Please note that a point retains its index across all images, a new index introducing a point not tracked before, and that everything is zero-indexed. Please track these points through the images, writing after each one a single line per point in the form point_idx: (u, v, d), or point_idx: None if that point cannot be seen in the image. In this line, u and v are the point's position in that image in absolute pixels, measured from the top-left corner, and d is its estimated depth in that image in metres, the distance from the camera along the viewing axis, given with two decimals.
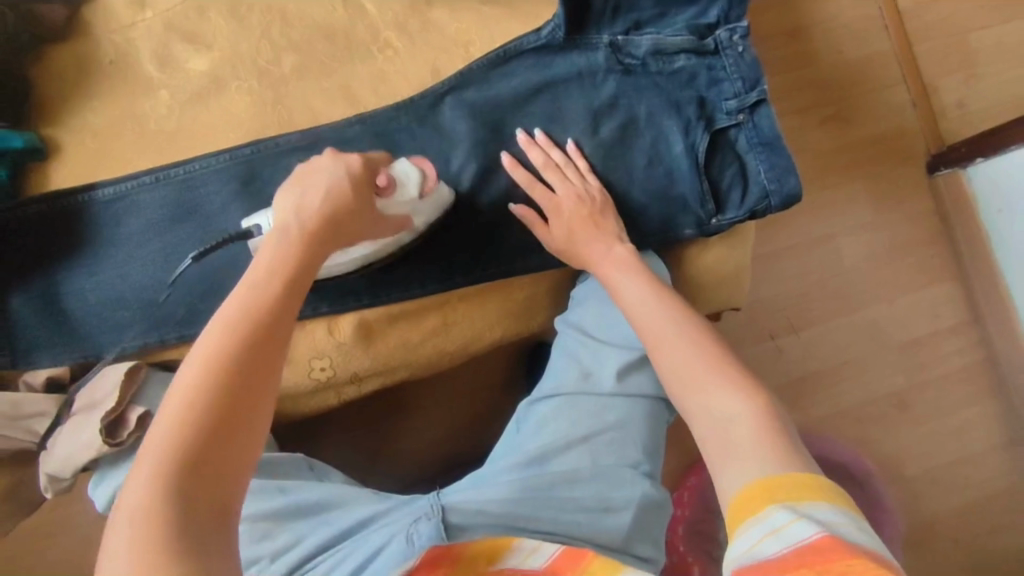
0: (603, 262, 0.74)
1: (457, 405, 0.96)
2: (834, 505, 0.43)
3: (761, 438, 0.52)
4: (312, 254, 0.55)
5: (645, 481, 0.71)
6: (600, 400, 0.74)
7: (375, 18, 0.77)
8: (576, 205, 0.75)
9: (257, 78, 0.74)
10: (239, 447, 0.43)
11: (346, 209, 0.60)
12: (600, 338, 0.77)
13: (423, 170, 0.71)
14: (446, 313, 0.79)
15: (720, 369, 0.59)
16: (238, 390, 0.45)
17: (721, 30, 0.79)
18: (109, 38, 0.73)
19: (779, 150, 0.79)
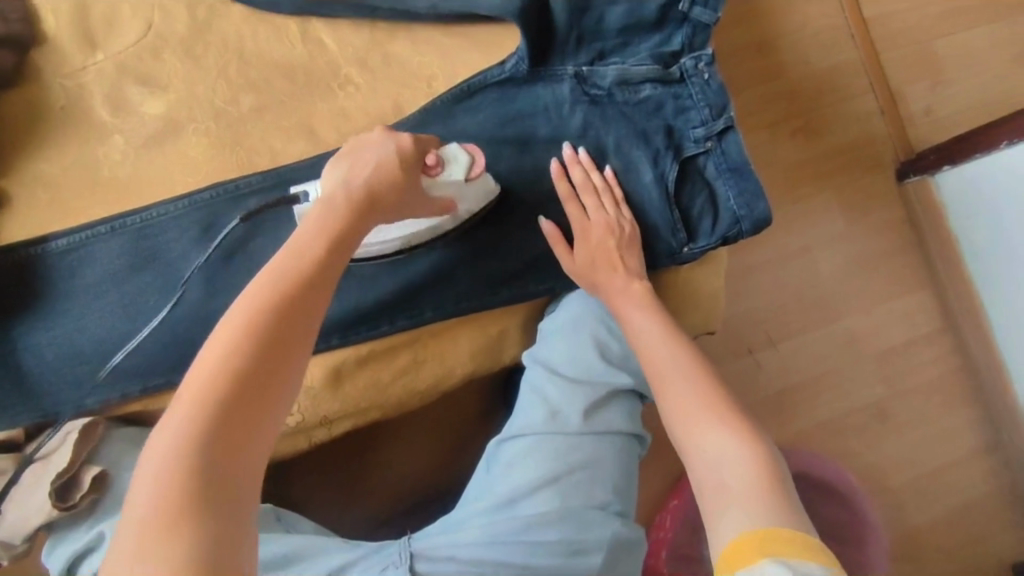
0: (614, 296, 0.76)
1: (434, 436, 0.94)
2: (824, 565, 0.46)
3: (756, 486, 0.57)
4: (345, 231, 0.58)
5: (615, 519, 0.72)
6: (571, 439, 0.74)
7: (336, 54, 0.76)
8: (604, 235, 0.75)
9: (215, 120, 0.72)
10: (262, 412, 0.47)
11: (392, 186, 0.62)
12: (570, 375, 0.77)
13: (473, 158, 0.70)
14: (417, 352, 0.78)
15: (717, 416, 0.65)
16: (260, 363, 0.48)
17: (686, 58, 0.79)
18: (59, 83, 0.70)
19: (747, 176, 0.78)
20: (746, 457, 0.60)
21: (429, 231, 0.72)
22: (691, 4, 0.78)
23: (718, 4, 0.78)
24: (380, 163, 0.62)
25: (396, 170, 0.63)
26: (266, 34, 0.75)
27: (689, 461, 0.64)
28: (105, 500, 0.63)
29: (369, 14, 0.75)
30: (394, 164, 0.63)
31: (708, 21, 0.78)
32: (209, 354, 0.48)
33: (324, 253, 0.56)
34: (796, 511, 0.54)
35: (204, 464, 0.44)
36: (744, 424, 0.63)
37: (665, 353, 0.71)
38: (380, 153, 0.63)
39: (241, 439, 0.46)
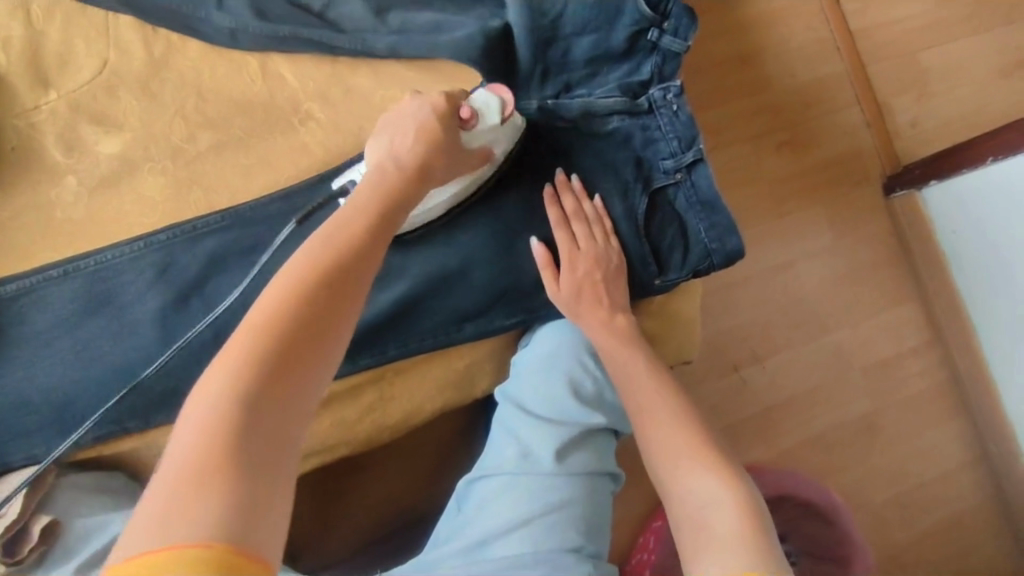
0: (594, 335, 0.74)
1: (411, 463, 0.92)
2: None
3: (736, 530, 0.57)
4: (392, 204, 0.59)
5: (589, 562, 0.69)
6: (544, 478, 0.72)
7: (296, 88, 0.74)
8: (590, 268, 0.74)
9: (172, 159, 0.71)
10: (308, 372, 0.46)
11: (434, 152, 0.63)
12: (544, 414, 0.75)
13: (503, 99, 0.69)
14: (383, 390, 0.76)
15: (701, 453, 0.65)
16: (306, 327, 0.47)
17: (655, 88, 0.78)
18: (10, 123, 0.69)
19: (719, 210, 0.77)
20: (728, 495, 0.60)
21: (474, 182, 0.73)
22: (661, 33, 0.76)
23: (689, 34, 0.76)
24: (434, 137, 0.64)
25: (446, 139, 0.64)
26: (225, 69, 0.73)
27: (667, 498, 0.64)
28: (54, 550, 0.61)
29: (328, 49, 0.74)
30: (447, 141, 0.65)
31: (678, 50, 0.76)
32: (263, 307, 0.48)
33: (364, 225, 0.55)
34: (774, 556, 0.55)
35: (244, 424, 0.42)
36: (724, 463, 0.63)
37: (647, 389, 0.71)
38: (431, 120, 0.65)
39: (284, 402, 0.44)
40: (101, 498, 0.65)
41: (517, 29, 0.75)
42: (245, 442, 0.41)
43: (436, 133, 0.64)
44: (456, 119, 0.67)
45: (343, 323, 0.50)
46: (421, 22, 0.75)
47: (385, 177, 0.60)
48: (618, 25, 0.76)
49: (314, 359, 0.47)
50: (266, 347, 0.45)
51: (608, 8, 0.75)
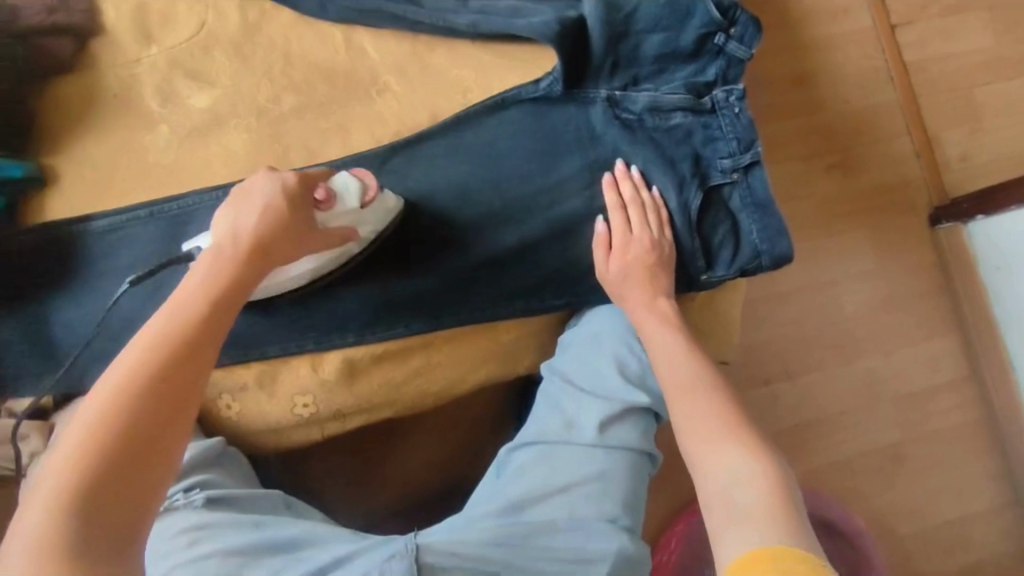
0: (636, 310, 0.78)
1: (443, 436, 0.95)
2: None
3: (766, 503, 0.57)
4: (246, 277, 0.59)
5: (622, 534, 0.72)
6: (582, 449, 0.76)
7: (377, 62, 0.78)
8: (644, 251, 0.77)
9: (256, 117, 0.75)
10: (165, 445, 0.49)
11: (278, 232, 0.62)
12: (586, 389, 0.79)
13: (365, 183, 0.69)
14: (430, 355, 0.78)
15: (734, 433, 0.64)
16: (138, 433, 0.48)
17: (718, 90, 0.80)
18: (112, 72, 0.74)
19: (771, 212, 0.79)
20: (759, 474, 0.60)
21: (333, 262, 0.70)
22: (727, 38, 0.79)
23: (753, 42, 0.79)
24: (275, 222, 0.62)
25: (279, 222, 0.62)
26: (311, 40, 0.78)
27: (696, 474, 0.64)
28: None
29: (411, 24, 0.78)
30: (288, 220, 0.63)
31: (742, 57, 0.79)
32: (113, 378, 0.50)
33: (216, 295, 0.57)
34: (802, 529, 0.54)
35: (91, 500, 0.44)
36: (758, 443, 0.63)
37: (685, 372, 0.72)
38: (266, 198, 0.62)
39: (118, 523, 0.45)
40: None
41: (590, 21, 0.78)
42: (89, 521, 0.44)
43: (275, 212, 0.62)
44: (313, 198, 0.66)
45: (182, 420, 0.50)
46: (501, 7, 0.80)
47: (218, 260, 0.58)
48: (687, 28, 0.79)
49: (164, 434, 0.49)
50: (111, 430, 0.47)
51: (679, 9, 0.79)
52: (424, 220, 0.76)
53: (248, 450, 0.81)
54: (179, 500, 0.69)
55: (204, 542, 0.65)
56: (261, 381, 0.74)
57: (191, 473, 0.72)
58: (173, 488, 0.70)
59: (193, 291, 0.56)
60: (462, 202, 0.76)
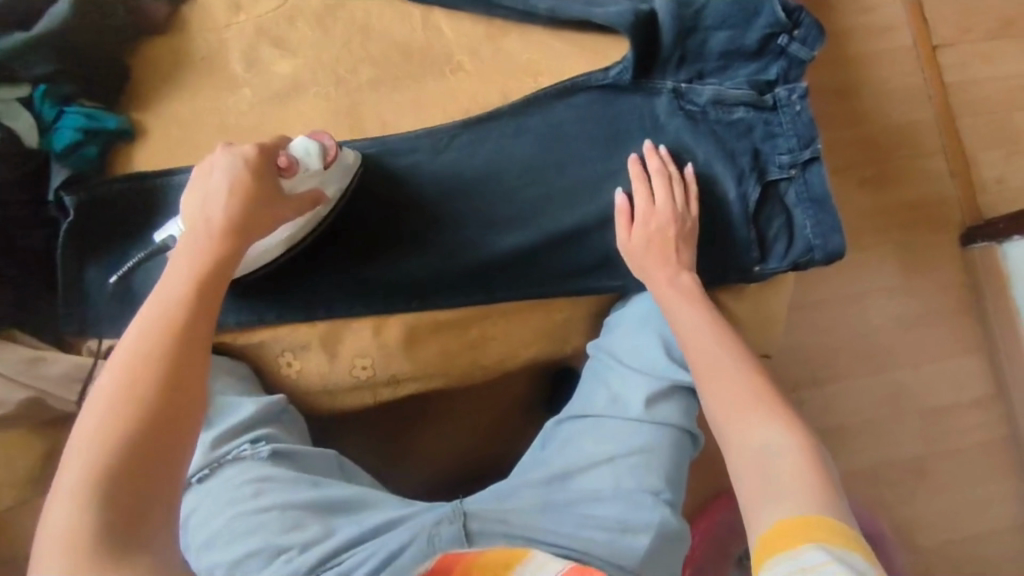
0: (658, 284, 0.75)
1: (474, 417, 0.97)
2: (872, 560, 0.45)
3: (803, 477, 0.55)
4: (227, 253, 0.59)
5: (664, 507, 0.73)
6: (627, 424, 0.77)
7: (451, 42, 0.81)
8: (667, 222, 0.76)
9: (335, 86, 0.78)
10: (173, 426, 0.49)
11: (248, 206, 0.61)
12: (632, 365, 0.81)
13: (322, 144, 0.70)
14: (486, 327, 0.80)
15: (768, 403, 0.62)
16: (148, 422, 0.49)
17: (781, 88, 0.82)
18: (202, 35, 0.77)
19: (827, 209, 0.81)
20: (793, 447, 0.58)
21: (305, 227, 0.71)
22: (790, 40, 0.81)
23: (815, 45, 0.81)
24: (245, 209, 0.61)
25: (248, 200, 0.61)
26: (390, 17, 0.81)
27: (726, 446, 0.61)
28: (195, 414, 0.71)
29: (489, 8, 0.81)
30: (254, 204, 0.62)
31: (804, 58, 0.81)
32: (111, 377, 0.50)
33: (199, 275, 0.56)
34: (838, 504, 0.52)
35: (110, 495, 0.45)
36: (796, 417, 0.60)
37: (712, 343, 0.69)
38: (228, 179, 0.62)
39: (141, 512, 0.46)
40: (243, 384, 0.76)
41: (660, 15, 0.81)
42: (110, 515, 0.45)
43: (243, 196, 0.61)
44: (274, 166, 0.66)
45: (188, 402, 0.51)
46: None
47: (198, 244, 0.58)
48: (751, 27, 0.81)
49: (172, 418, 0.49)
50: (121, 425, 0.48)
51: (747, 8, 0.81)
52: (493, 195, 0.79)
53: (305, 412, 0.82)
54: (245, 451, 0.70)
55: (267, 495, 0.67)
56: (326, 341, 0.77)
57: (257, 425, 0.73)
58: (241, 438, 0.71)
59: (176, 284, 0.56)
60: (528, 180, 0.79)
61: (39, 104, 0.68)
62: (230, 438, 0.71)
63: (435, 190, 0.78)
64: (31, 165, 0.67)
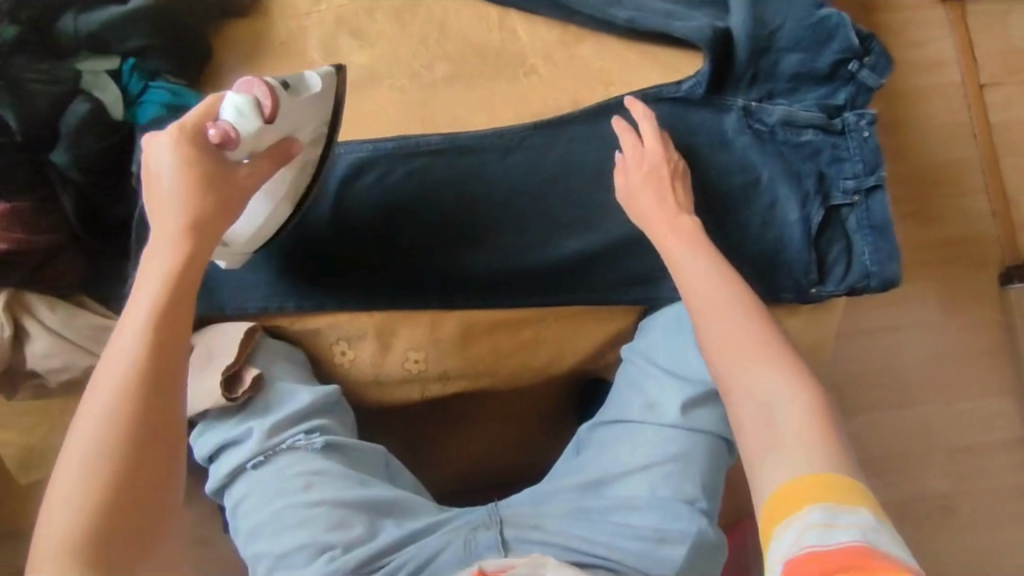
0: (656, 221, 0.72)
1: (504, 427, 0.94)
2: (876, 513, 0.48)
3: (808, 431, 0.54)
4: (187, 264, 0.58)
5: (701, 517, 0.70)
6: (661, 430, 0.74)
7: (526, 45, 0.82)
8: (659, 162, 0.74)
9: (409, 80, 0.79)
10: (149, 467, 0.52)
11: (202, 206, 0.59)
12: (668, 368, 0.77)
13: (254, 98, 0.60)
14: (540, 330, 0.80)
15: (769, 349, 0.59)
16: (126, 467, 0.51)
17: (849, 113, 0.81)
18: (283, 20, 0.78)
19: (887, 236, 0.80)
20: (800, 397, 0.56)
21: (299, 175, 0.69)
22: (861, 66, 0.81)
23: (884, 72, 0.81)
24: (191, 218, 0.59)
25: (199, 200, 0.59)
26: (468, 16, 0.82)
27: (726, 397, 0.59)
28: (256, 400, 0.71)
29: (568, 14, 0.82)
30: (203, 204, 0.59)
31: (872, 85, 0.81)
32: (86, 422, 0.52)
33: (164, 297, 0.57)
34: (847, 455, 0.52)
35: (95, 546, 0.49)
36: (800, 363, 0.58)
37: (713, 280, 0.65)
38: (171, 186, 0.59)
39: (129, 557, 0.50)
40: (299, 369, 0.75)
41: (736, 35, 0.81)
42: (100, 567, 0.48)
43: (189, 203, 0.59)
44: (212, 146, 0.60)
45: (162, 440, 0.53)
46: (655, 8, 0.83)
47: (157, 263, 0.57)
48: (823, 51, 0.81)
49: (146, 460, 0.52)
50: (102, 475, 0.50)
51: (821, 32, 0.81)
52: (559, 200, 0.79)
53: (354, 402, 0.83)
54: (300, 441, 0.69)
55: (317, 489, 0.67)
56: (382, 332, 0.77)
57: (312, 415, 0.72)
58: (295, 428, 0.70)
59: (135, 327, 0.55)
60: (594, 187, 0.79)
61: (126, 77, 0.70)
62: (286, 426, 0.70)
63: (500, 192, 0.78)
64: (119, 136, 0.67)
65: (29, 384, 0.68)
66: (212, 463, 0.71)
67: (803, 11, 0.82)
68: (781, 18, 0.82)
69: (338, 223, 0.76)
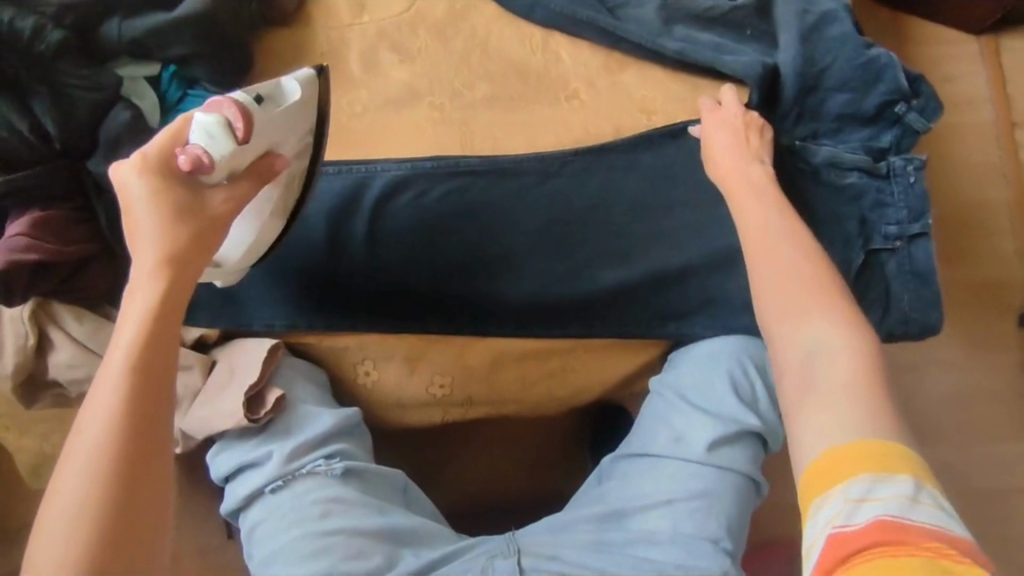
0: (726, 168, 0.71)
1: (513, 447, 0.96)
2: (916, 478, 0.46)
3: (853, 385, 0.53)
4: (170, 291, 0.55)
5: (724, 557, 0.65)
6: (688, 466, 0.70)
7: (569, 69, 0.80)
8: (742, 119, 0.73)
9: (449, 99, 0.78)
10: (141, 504, 0.50)
11: (181, 235, 0.56)
12: (697, 404, 0.73)
13: (224, 116, 0.57)
14: (568, 360, 0.79)
15: (826, 298, 0.57)
16: (118, 505, 0.49)
17: (895, 157, 0.80)
18: (325, 32, 0.78)
19: (929, 284, 0.79)
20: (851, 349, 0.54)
21: (288, 190, 0.67)
22: (908, 108, 0.79)
23: (933, 116, 0.80)
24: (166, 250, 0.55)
25: (174, 228, 0.56)
26: (511, 37, 0.81)
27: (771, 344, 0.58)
28: (277, 422, 0.69)
29: (615, 39, 0.80)
30: (180, 233, 0.56)
31: (918, 128, 0.79)
32: (76, 459, 0.50)
33: (146, 330, 0.54)
34: (892, 418, 0.50)
35: None
36: (858, 314, 0.56)
37: (776, 225, 0.64)
38: (145, 215, 0.55)
39: None
40: (321, 392, 0.74)
41: (785, 70, 0.80)
42: None
43: (165, 234, 0.56)
44: (183, 172, 0.57)
45: (154, 475, 0.51)
46: (703, 39, 0.82)
47: (138, 294, 0.54)
48: (871, 92, 0.80)
49: (139, 496, 0.50)
50: (91, 515, 0.48)
51: (870, 72, 0.80)
52: (599, 231, 0.77)
53: (372, 423, 0.81)
54: (319, 467, 0.67)
55: (335, 517, 0.65)
56: (409, 355, 0.76)
57: (333, 439, 0.70)
58: (314, 454, 0.68)
59: (116, 364, 0.52)
60: (634, 218, 0.78)
61: (165, 84, 0.69)
62: (304, 452, 0.68)
63: (538, 217, 0.76)
64: None
65: (50, 393, 0.67)
66: (228, 483, 0.69)
67: (853, 50, 0.80)
68: (830, 57, 0.81)
69: (371, 240, 0.74)
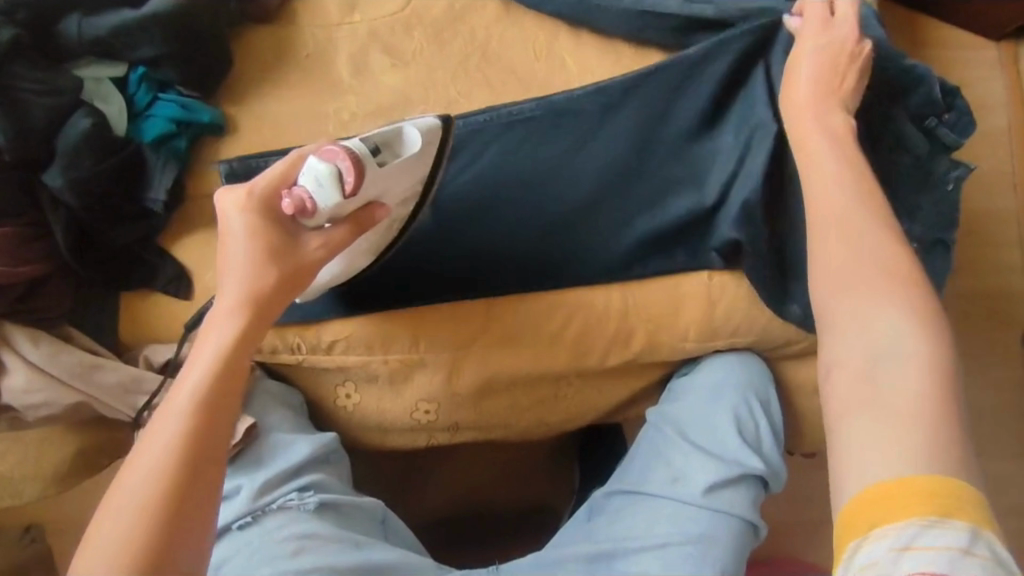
0: (806, 108, 0.64)
1: (485, 461, 0.92)
2: (971, 526, 0.42)
3: (923, 390, 0.48)
4: (251, 334, 0.54)
5: None
6: (685, 507, 0.66)
7: (574, 77, 0.75)
8: (841, 47, 0.66)
9: (444, 108, 0.73)
10: (187, 539, 0.47)
11: (267, 278, 0.55)
12: (698, 443, 0.70)
13: (337, 167, 0.55)
14: (560, 387, 0.75)
15: (902, 279, 0.52)
16: (166, 538, 0.46)
17: (936, 162, 0.75)
18: (311, 31, 0.74)
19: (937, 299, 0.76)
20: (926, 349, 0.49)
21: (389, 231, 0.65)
22: (940, 123, 0.74)
23: (964, 133, 0.75)
24: (253, 287, 0.54)
25: (264, 269, 0.55)
26: (512, 40, 0.76)
27: (831, 326, 0.54)
28: (248, 452, 0.67)
29: (635, 33, 0.75)
30: (267, 275, 0.55)
31: (951, 143, 0.74)
32: (140, 480, 0.48)
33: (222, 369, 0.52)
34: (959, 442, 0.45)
35: None
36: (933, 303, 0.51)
37: (846, 195, 0.58)
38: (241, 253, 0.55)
39: None
40: (294, 417, 0.71)
41: None
42: None
43: (253, 273, 0.54)
44: (287, 214, 0.56)
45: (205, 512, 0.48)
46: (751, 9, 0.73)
47: (222, 331, 0.53)
48: (901, 105, 0.74)
49: (186, 530, 0.47)
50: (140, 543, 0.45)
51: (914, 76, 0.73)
52: (646, 162, 0.73)
53: (350, 442, 0.78)
54: (291, 501, 0.64)
55: (307, 554, 0.60)
56: (394, 377, 0.71)
57: (308, 469, 0.67)
58: (288, 486, 0.65)
59: (187, 394, 0.51)
60: (680, 148, 0.73)
61: (133, 86, 0.66)
62: (276, 485, 0.65)
63: (584, 153, 0.73)
64: (118, 158, 0.63)
65: (4, 416, 0.68)
66: None
67: (888, 56, 0.72)
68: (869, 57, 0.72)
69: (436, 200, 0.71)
